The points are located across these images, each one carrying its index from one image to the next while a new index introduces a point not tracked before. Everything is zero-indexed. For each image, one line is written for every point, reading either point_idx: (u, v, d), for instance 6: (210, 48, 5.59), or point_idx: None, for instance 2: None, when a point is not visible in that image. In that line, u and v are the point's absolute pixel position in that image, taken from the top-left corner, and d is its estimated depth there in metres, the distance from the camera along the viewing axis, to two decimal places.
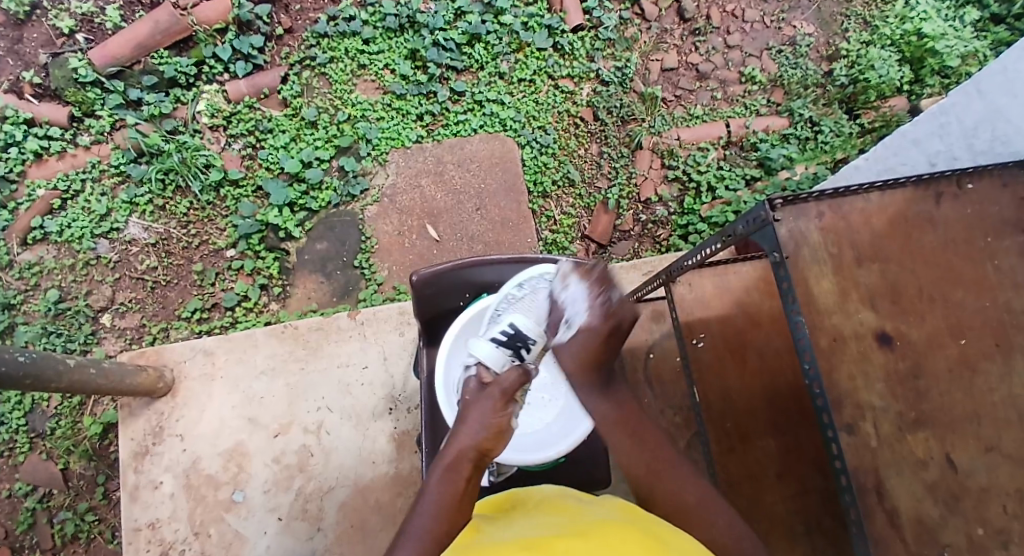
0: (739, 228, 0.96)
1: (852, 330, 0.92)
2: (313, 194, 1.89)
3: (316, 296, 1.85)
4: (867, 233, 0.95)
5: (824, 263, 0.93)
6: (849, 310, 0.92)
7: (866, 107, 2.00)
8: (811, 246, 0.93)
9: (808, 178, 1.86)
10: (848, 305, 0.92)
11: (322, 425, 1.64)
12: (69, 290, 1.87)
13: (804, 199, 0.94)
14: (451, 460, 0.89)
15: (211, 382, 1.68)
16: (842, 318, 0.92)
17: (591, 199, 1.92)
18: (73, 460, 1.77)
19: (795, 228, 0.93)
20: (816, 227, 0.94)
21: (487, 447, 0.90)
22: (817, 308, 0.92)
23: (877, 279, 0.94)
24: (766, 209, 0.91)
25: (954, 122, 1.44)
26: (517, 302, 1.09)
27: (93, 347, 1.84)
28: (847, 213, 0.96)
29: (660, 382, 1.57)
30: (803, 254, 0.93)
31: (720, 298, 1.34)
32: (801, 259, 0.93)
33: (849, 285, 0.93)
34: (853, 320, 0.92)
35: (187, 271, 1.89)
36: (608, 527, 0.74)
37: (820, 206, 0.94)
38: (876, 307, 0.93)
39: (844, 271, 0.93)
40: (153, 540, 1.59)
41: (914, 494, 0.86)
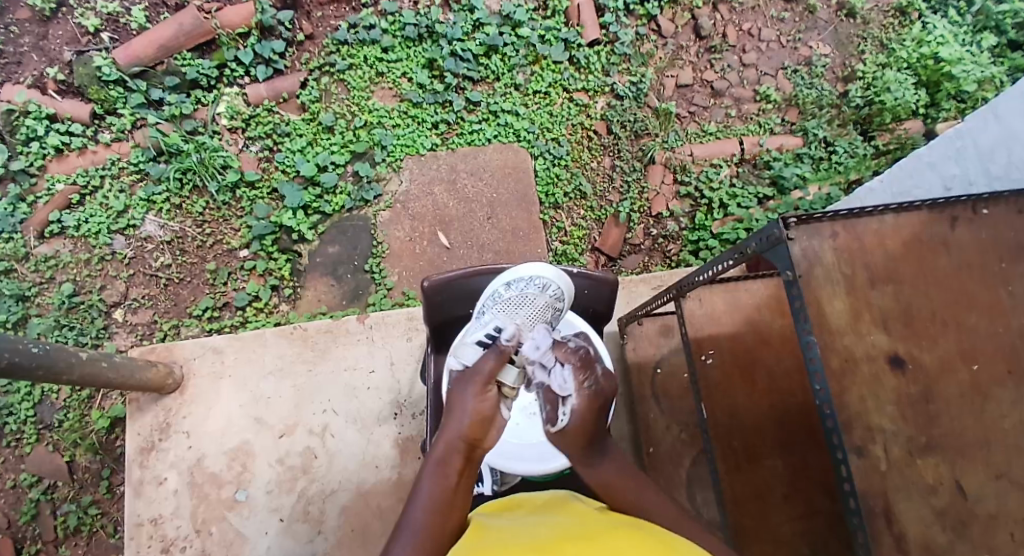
0: (752, 245, 0.97)
1: (864, 351, 0.91)
2: (328, 197, 1.91)
3: (326, 299, 1.86)
4: (881, 255, 0.95)
5: (836, 283, 0.93)
6: (861, 331, 0.92)
7: (880, 130, 2.00)
8: (825, 267, 0.92)
9: (821, 198, 1.85)
10: (860, 326, 0.92)
11: (327, 427, 1.64)
12: (82, 285, 1.89)
13: (819, 218, 0.94)
14: (441, 455, 0.90)
15: (219, 381, 1.69)
16: (854, 339, 0.91)
17: (602, 212, 1.93)
18: (79, 453, 1.78)
19: (809, 248, 0.93)
20: (830, 247, 0.94)
21: (476, 437, 0.92)
22: (829, 328, 0.91)
23: (890, 301, 0.93)
24: (779, 228, 0.91)
25: (971, 146, 1.44)
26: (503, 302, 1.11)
27: (104, 342, 1.85)
28: (861, 234, 0.96)
29: (668, 397, 1.56)
30: (816, 274, 0.92)
31: (730, 315, 1.33)
32: (814, 279, 0.92)
33: (861, 306, 0.93)
34: (864, 341, 0.91)
35: (200, 269, 1.91)
36: (619, 532, 0.74)
37: (834, 227, 0.94)
38: (888, 329, 0.92)
39: (857, 292, 0.93)
40: (154, 537, 1.59)
41: (922, 519, 0.85)
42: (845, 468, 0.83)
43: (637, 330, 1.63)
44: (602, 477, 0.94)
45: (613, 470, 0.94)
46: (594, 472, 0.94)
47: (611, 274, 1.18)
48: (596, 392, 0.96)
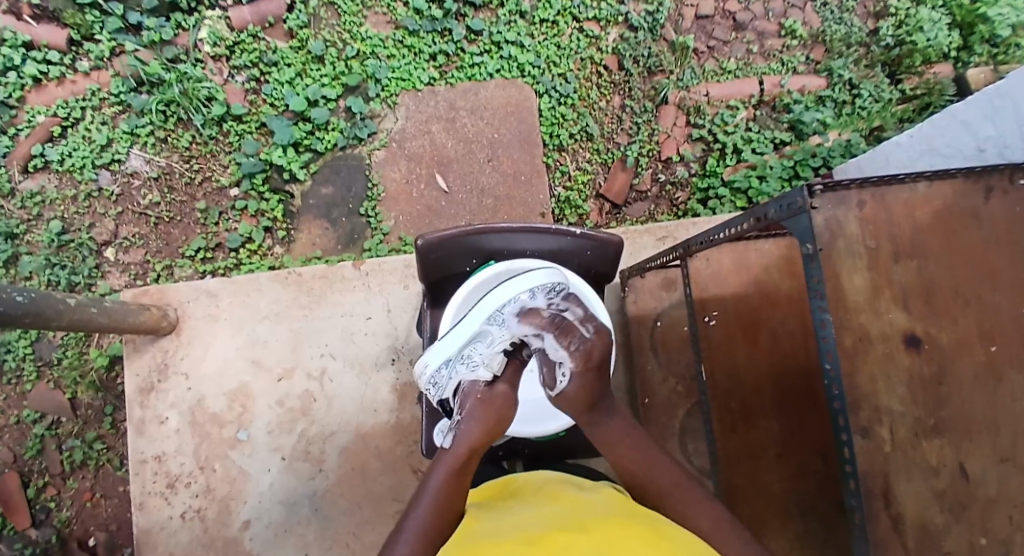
0: (772, 211, 0.90)
1: (880, 330, 0.86)
2: (319, 134, 1.82)
3: (321, 243, 1.80)
4: (908, 227, 0.89)
5: (858, 257, 0.87)
6: (879, 308, 0.87)
7: (908, 73, 1.86)
8: (847, 238, 0.87)
9: (840, 145, 1.76)
10: (878, 303, 0.87)
11: (325, 372, 1.63)
12: (71, 222, 1.84)
13: (846, 186, 0.86)
14: (461, 459, 0.91)
15: (214, 324, 1.67)
16: (870, 316, 0.87)
17: (609, 156, 1.83)
18: (82, 390, 1.80)
19: (832, 218, 0.86)
20: (855, 217, 0.87)
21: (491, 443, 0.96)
22: (845, 304, 0.87)
23: (912, 277, 0.88)
24: (804, 196, 0.83)
25: (1009, 106, 1.31)
26: (525, 309, 0.98)
27: (98, 281, 1.82)
28: (889, 205, 0.89)
29: (665, 350, 1.55)
30: (838, 246, 0.86)
31: (738, 275, 1.27)
32: (835, 252, 0.86)
33: (881, 282, 0.87)
34: (881, 319, 0.87)
35: (190, 208, 1.85)
36: (609, 524, 0.73)
37: (862, 195, 0.87)
38: (907, 307, 0.87)
39: (879, 266, 0.87)
40: (159, 473, 1.62)
41: (922, 500, 0.83)
42: (849, 450, 0.81)
43: (638, 283, 1.59)
44: (609, 433, 0.96)
45: (619, 429, 0.96)
46: (603, 431, 0.96)
47: (617, 235, 1.12)
48: (587, 351, 0.92)
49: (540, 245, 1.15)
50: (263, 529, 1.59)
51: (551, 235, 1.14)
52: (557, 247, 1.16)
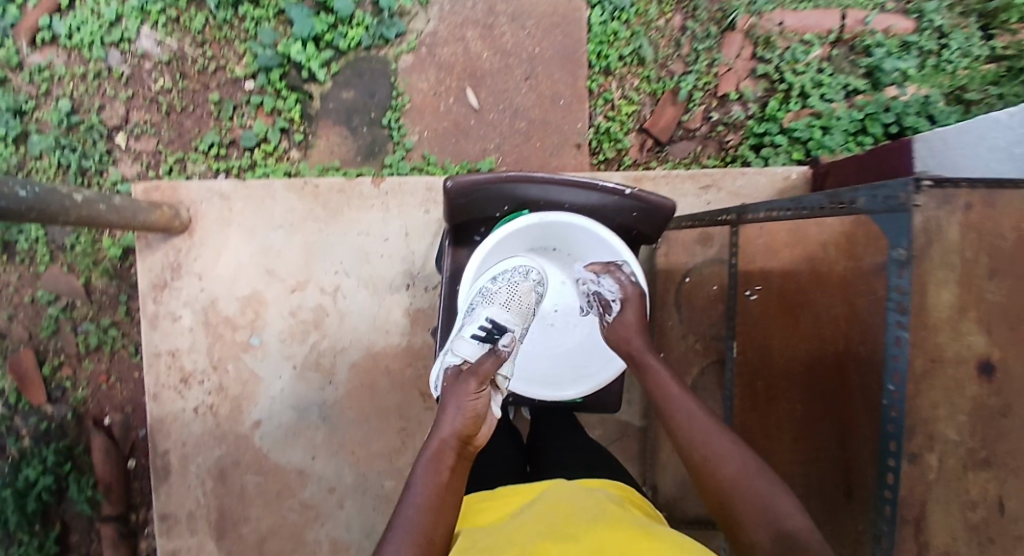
0: (861, 199, 0.81)
1: (954, 352, 0.79)
2: (342, 30, 1.65)
3: (339, 152, 1.68)
4: (1013, 241, 0.78)
5: (952, 269, 0.76)
6: (961, 329, 0.78)
7: (1002, 29, 1.61)
8: (945, 245, 0.76)
9: (918, 101, 1.56)
10: (961, 323, 0.78)
11: (338, 289, 1.59)
12: (81, 103, 1.73)
13: (956, 184, 0.75)
14: (434, 450, 0.79)
15: (226, 228, 1.60)
16: (950, 336, 0.78)
17: (660, 85, 1.65)
18: (95, 276, 1.79)
19: (933, 219, 0.75)
20: (959, 222, 0.76)
21: (473, 432, 0.82)
22: (927, 319, 0.78)
23: (1001, 298, 0.78)
24: (909, 190, 0.73)
25: None
26: (492, 295, 1.03)
27: (109, 168, 1.74)
28: (998, 214, 0.78)
29: (690, 308, 1.48)
30: (932, 252, 0.76)
31: (790, 248, 1.22)
32: (927, 260, 0.76)
33: (970, 301, 0.78)
34: (959, 340, 0.78)
35: (203, 99, 1.72)
36: (599, 528, 0.71)
37: (971, 197, 0.76)
38: (991, 330, 0.79)
39: (970, 282, 0.78)
40: (173, 367, 1.61)
41: (952, 531, 0.79)
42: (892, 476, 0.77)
43: (673, 234, 1.47)
44: (650, 374, 0.99)
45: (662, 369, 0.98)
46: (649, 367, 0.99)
47: (669, 199, 1.01)
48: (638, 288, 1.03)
49: (580, 198, 1.05)
50: (274, 430, 1.60)
51: (595, 191, 1.03)
52: (599, 203, 1.05)
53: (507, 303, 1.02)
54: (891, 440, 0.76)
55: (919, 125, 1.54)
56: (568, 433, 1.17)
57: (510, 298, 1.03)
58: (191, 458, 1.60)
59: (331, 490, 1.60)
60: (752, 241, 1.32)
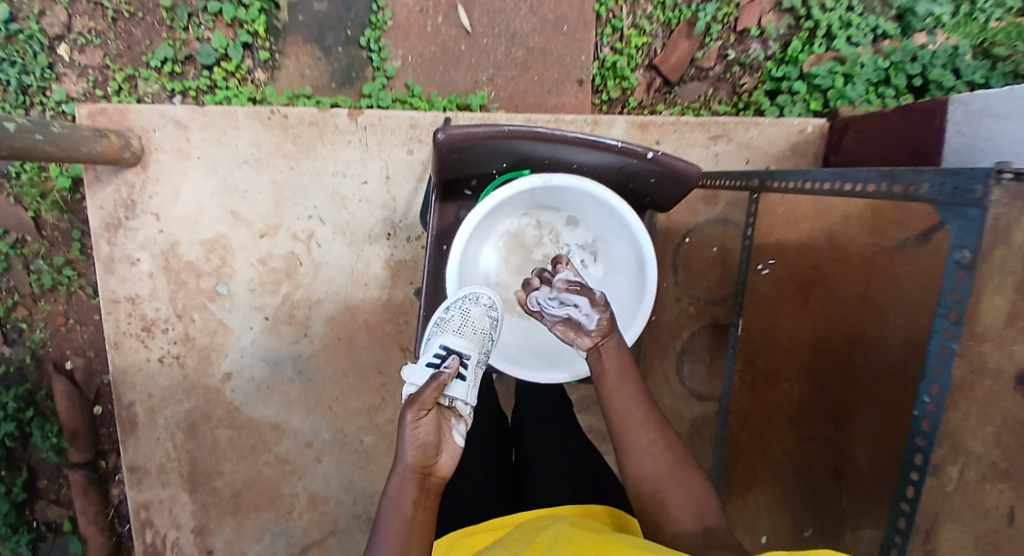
0: (925, 184, 0.74)
1: (996, 363, 0.71)
2: None
3: (311, 76, 1.48)
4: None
5: (1013, 273, 0.66)
6: (1008, 339, 0.70)
7: None
8: (1011, 249, 0.66)
9: (946, 52, 1.37)
10: (1008, 332, 0.69)
11: (312, 236, 1.45)
12: (17, 6, 1.49)
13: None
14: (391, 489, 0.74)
15: (185, 162, 1.44)
16: (994, 347, 0.70)
17: (674, 14, 1.45)
18: (45, 210, 1.64)
19: (999, 218, 0.66)
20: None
21: (427, 463, 0.74)
22: (974, 329, 0.69)
23: None
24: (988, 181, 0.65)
25: None
26: (445, 324, 0.95)
27: (52, 86, 1.52)
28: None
29: (687, 270, 1.39)
30: (996, 253, 0.67)
31: (813, 218, 1.11)
32: (988, 263, 0.67)
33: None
34: (1004, 351, 0.70)
35: (154, 4, 1.50)
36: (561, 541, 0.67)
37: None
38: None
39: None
40: (133, 315, 1.52)
41: (960, 543, 0.77)
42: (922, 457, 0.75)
43: None
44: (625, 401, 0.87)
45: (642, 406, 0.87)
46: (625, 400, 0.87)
47: (696, 166, 0.86)
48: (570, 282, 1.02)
49: (592, 160, 0.89)
50: (246, 383, 1.56)
51: (610, 153, 0.87)
52: (615, 165, 0.90)
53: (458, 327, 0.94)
54: (918, 452, 0.75)
55: (943, 79, 1.37)
56: (553, 422, 1.07)
57: (464, 324, 0.93)
58: (159, 410, 1.57)
59: (308, 444, 1.59)
60: (773, 210, 1.20)
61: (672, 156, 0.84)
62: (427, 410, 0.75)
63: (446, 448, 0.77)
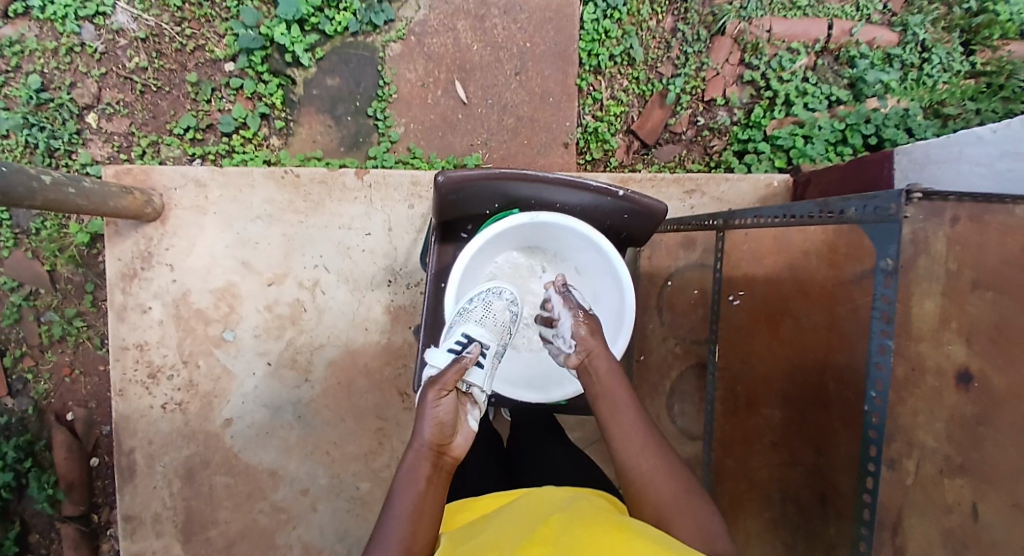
0: (852, 210, 0.82)
1: (936, 362, 0.84)
2: (329, 13, 1.60)
3: (321, 141, 1.65)
4: (997, 255, 0.81)
5: (937, 280, 0.82)
6: (942, 339, 0.83)
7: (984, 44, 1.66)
8: (931, 257, 0.82)
9: (897, 114, 1.59)
10: (942, 333, 0.83)
11: (317, 283, 1.56)
12: (51, 79, 1.65)
13: (944, 197, 0.79)
14: (407, 463, 0.81)
15: (202, 217, 1.56)
16: (930, 346, 0.84)
17: (648, 87, 1.65)
18: (61, 265, 1.71)
19: (919, 233, 0.81)
20: (944, 236, 0.81)
21: (442, 442, 0.81)
22: (910, 329, 0.84)
23: (987, 313, 0.82)
24: (900, 201, 0.74)
25: None
26: (469, 314, 1.00)
27: (78, 149, 1.66)
28: (984, 227, 0.81)
29: (671, 311, 1.49)
30: (918, 265, 0.82)
31: (775, 255, 1.25)
32: (913, 269, 0.83)
33: (952, 311, 0.83)
34: (941, 351, 0.83)
35: (180, 79, 1.66)
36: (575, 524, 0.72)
37: (959, 210, 0.80)
38: (970, 341, 0.83)
39: (954, 293, 0.83)
40: (140, 361, 1.58)
41: (927, 537, 0.84)
42: (874, 476, 0.78)
43: (659, 237, 1.47)
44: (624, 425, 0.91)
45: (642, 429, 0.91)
46: (627, 427, 0.91)
47: (662, 202, 1.03)
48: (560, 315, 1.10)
49: (571, 199, 1.05)
50: (246, 428, 1.60)
51: (587, 192, 1.04)
52: (592, 204, 1.06)
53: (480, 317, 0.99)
54: (871, 443, 0.78)
55: (897, 137, 1.58)
56: (548, 445, 1.15)
57: (486, 315, 0.99)
58: (158, 457, 1.60)
59: (305, 491, 1.61)
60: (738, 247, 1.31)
61: (641, 193, 1.01)
62: (448, 390, 0.82)
63: (461, 429, 0.84)
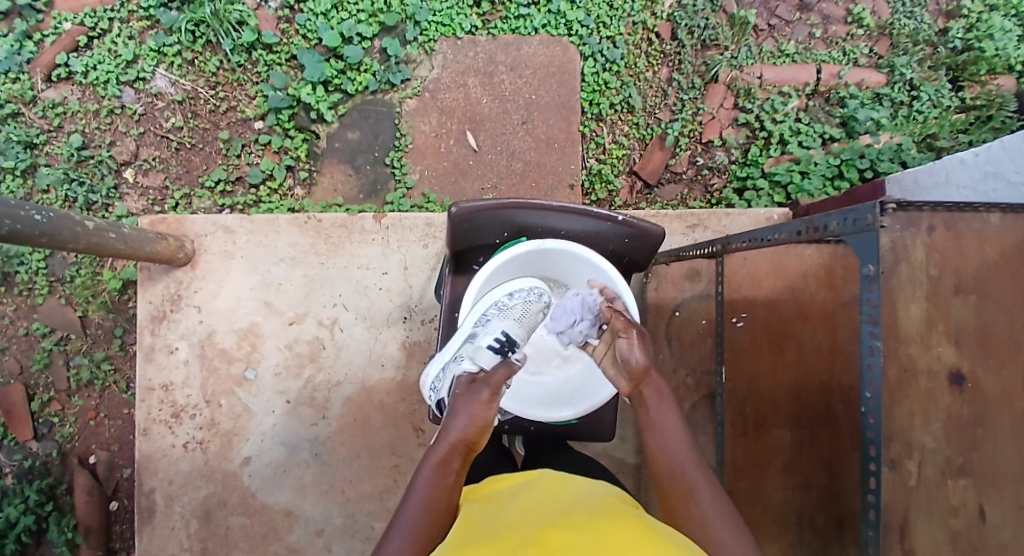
0: (833, 223, 0.81)
1: (926, 364, 0.83)
2: (351, 75, 1.76)
3: (342, 190, 1.76)
4: (975, 260, 0.84)
5: (918, 285, 0.82)
6: (930, 341, 0.83)
7: (972, 80, 1.76)
8: (911, 265, 0.82)
9: (891, 148, 1.67)
10: (930, 336, 0.83)
11: (336, 321, 1.63)
12: (92, 138, 1.80)
13: (919, 207, 0.82)
14: (442, 454, 0.86)
15: (229, 261, 1.65)
16: (920, 349, 0.83)
17: (648, 131, 1.75)
18: (92, 310, 1.80)
19: (898, 240, 0.81)
20: (923, 244, 0.82)
21: (475, 440, 0.88)
22: (897, 332, 0.82)
23: (970, 314, 0.84)
24: (874, 213, 0.73)
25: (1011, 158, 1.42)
26: (506, 311, 1.11)
27: (115, 202, 1.79)
28: (960, 234, 0.84)
29: (681, 342, 1.52)
30: (899, 272, 0.82)
31: (774, 278, 1.27)
32: (895, 277, 0.82)
33: (938, 315, 0.83)
34: (930, 353, 0.83)
35: (213, 137, 1.80)
36: (594, 520, 0.72)
37: (933, 220, 0.82)
38: (958, 343, 0.83)
39: (938, 299, 0.83)
40: (165, 401, 1.63)
41: (935, 540, 0.82)
42: (875, 481, 0.76)
43: (662, 271, 1.53)
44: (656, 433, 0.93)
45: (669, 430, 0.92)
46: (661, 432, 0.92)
47: (660, 226, 1.10)
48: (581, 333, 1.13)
49: (574, 226, 1.12)
50: (263, 467, 1.62)
51: (589, 218, 1.11)
52: (595, 232, 1.13)
53: (516, 318, 1.11)
54: (870, 445, 0.76)
55: (892, 170, 1.65)
56: (557, 455, 1.16)
57: (522, 317, 1.12)
58: (177, 497, 1.62)
59: (320, 532, 1.60)
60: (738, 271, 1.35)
61: (639, 217, 1.09)
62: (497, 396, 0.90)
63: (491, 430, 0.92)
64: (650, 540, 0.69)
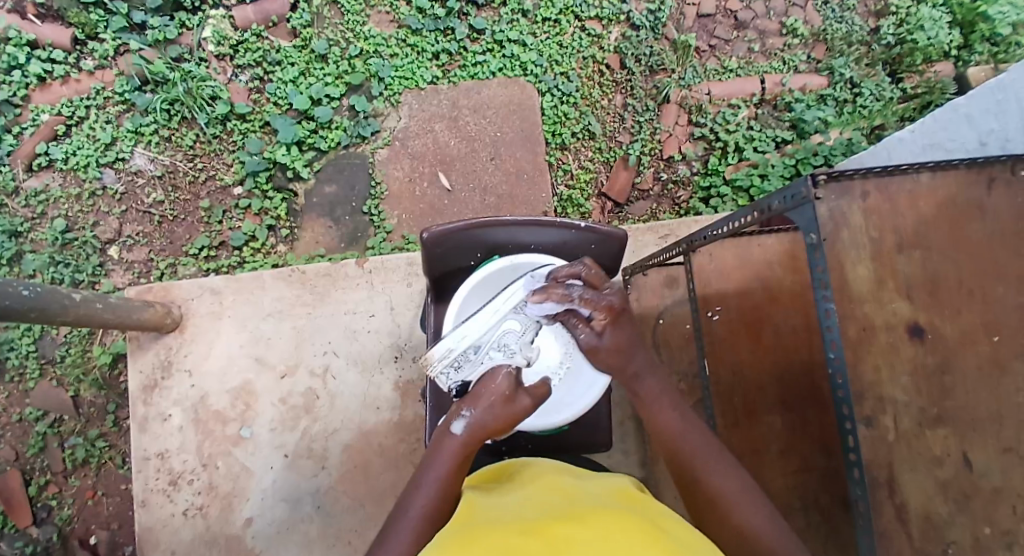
0: (775, 203, 0.85)
1: (883, 320, 0.87)
2: (323, 133, 1.84)
3: (324, 241, 1.82)
4: (912, 218, 0.89)
5: (862, 248, 0.86)
6: (883, 299, 0.87)
7: (909, 71, 1.89)
8: (851, 229, 0.86)
9: (842, 144, 1.75)
10: (882, 294, 0.87)
11: (328, 369, 1.64)
12: (75, 220, 1.85)
13: (850, 176, 0.85)
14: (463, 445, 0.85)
15: (217, 321, 1.67)
16: (874, 307, 0.87)
17: (610, 154, 1.84)
18: (84, 389, 1.80)
19: (837, 208, 0.86)
20: (859, 208, 0.86)
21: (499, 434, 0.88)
22: (850, 294, 0.87)
23: (917, 268, 0.88)
24: (808, 185, 0.79)
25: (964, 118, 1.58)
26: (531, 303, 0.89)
27: (101, 279, 1.82)
28: (894, 195, 0.88)
29: (668, 348, 1.55)
30: (842, 237, 0.86)
31: (742, 270, 1.31)
32: (839, 243, 0.86)
33: (886, 273, 0.87)
34: (885, 309, 0.87)
35: (194, 206, 1.86)
36: (599, 510, 0.73)
37: (866, 186, 0.86)
38: (910, 297, 0.88)
39: (883, 257, 0.87)
40: (162, 470, 1.61)
41: (924, 490, 0.83)
42: (854, 439, 0.78)
43: (640, 281, 1.59)
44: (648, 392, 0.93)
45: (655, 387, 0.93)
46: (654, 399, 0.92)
47: (621, 229, 1.16)
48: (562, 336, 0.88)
49: (543, 238, 1.17)
50: (266, 527, 1.58)
51: (555, 228, 1.16)
52: (562, 243, 1.18)
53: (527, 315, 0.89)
54: (843, 403, 0.78)
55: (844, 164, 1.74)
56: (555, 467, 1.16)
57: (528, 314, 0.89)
58: None
59: None
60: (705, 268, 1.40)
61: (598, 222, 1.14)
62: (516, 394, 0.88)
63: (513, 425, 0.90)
64: (658, 533, 0.69)
